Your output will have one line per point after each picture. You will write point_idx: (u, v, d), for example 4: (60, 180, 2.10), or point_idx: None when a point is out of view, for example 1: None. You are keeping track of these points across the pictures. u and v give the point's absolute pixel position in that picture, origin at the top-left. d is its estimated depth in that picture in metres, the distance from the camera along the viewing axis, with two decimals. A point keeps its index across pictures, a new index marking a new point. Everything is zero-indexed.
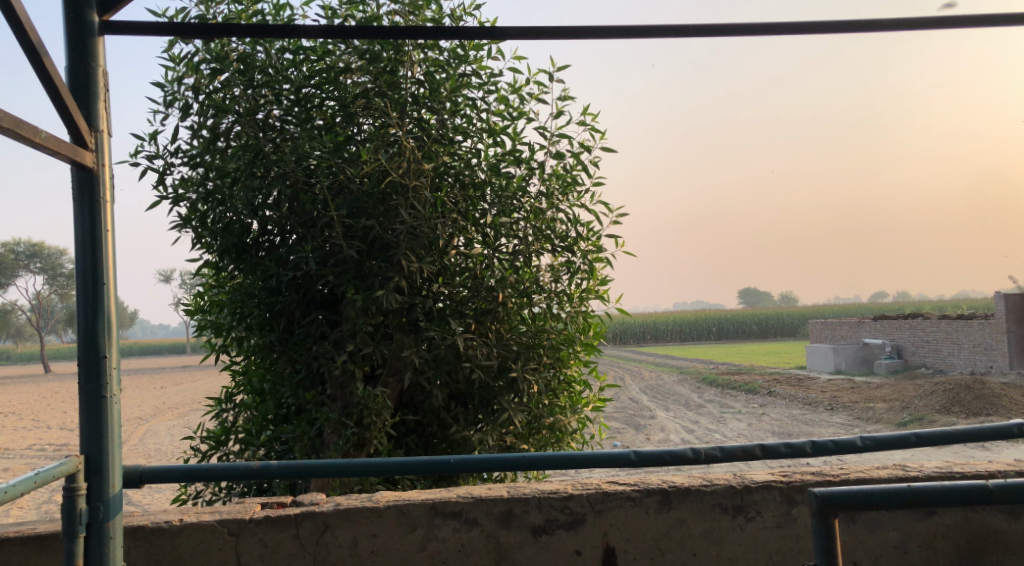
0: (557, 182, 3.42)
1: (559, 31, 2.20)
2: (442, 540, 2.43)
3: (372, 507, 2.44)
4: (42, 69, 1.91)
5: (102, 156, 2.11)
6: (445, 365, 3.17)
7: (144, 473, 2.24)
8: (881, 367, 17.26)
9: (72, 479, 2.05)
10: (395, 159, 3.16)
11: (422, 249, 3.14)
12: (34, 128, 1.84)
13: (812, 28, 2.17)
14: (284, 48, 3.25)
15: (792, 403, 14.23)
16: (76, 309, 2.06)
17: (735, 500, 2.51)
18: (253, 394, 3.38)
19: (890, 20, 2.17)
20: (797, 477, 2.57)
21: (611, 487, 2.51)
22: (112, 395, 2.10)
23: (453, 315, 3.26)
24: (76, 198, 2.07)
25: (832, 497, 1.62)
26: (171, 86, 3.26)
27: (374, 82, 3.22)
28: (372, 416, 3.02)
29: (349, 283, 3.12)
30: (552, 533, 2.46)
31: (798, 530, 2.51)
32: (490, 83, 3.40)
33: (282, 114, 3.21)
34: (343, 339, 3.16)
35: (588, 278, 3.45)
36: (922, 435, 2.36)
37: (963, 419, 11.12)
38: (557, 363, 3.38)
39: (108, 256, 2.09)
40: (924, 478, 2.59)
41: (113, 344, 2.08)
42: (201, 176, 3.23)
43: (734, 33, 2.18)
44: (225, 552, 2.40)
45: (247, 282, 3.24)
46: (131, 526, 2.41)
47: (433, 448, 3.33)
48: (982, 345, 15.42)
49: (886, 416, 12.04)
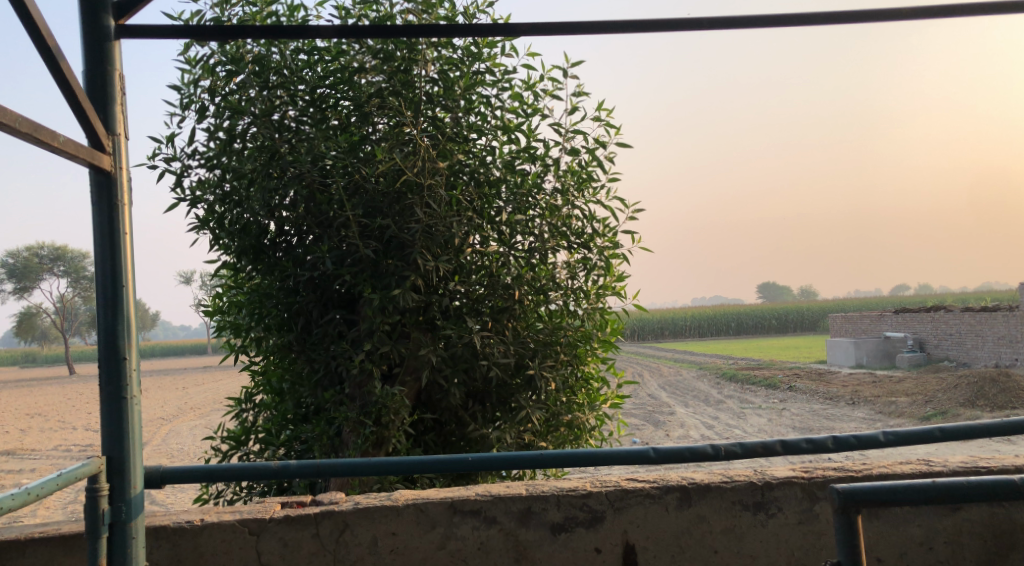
0: (572, 178, 3.40)
1: (572, 27, 2.18)
2: (461, 538, 2.43)
3: (391, 506, 2.44)
4: (59, 74, 1.93)
5: (120, 159, 2.13)
6: (462, 363, 3.16)
7: (165, 474, 2.26)
8: (903, 360, 17.08)
9: (95, 479, 2.07)
10: (410, 158, 3.16)
11: (437, 247, 3.15)
12: (52, 133, 1.86)
13: (826, 19, 2.18)
14: (299, 49, 3.26)
15: (814, 398, 14.11)
16: (96, 311, 2.08)
17: (756, 497, 2.49)
18: (273, 393, 3.40)
19: (905, 9, 2.18)
20: (819, 473, 2.54)
21: (631, 485, 2.50)
22: (132, 396, 2.11)
23: (470, 313, 3.25)
24: (95, 201, 2.09)
25: (854, 493, 1.61)
26: (187, 88, 3.28)
27: (388, 81, 3.22)
28: (390, 415, 3.03)
29: (366, 283, 3.12)
30: (571, 531, 2.45)
31: (820, 526, 2.48)
32: (505, 80, 3.40)
33: (298, 115, 3.22)
34: (360, 338, 3.17)
35: (605, 274, 3.44)
36: (946, 429, 2.32)
37: (988, 412, 10.97)
38: (575, 360, 3.37)
39: (127, 259, 2.11)
40: (949, 473, 2.55)
41: (133, 346, 2.10)
42: (218, 178, 3.25)
43: (748, 25, 2.18)
44: (246, 552, 2.42)
45: (265, 282, 3.26)
46: (153, 526, 2.43)
47: (452, 446, 3.33)
48: (1006, 337, 15.21)
49: (910, 410, 11.90)
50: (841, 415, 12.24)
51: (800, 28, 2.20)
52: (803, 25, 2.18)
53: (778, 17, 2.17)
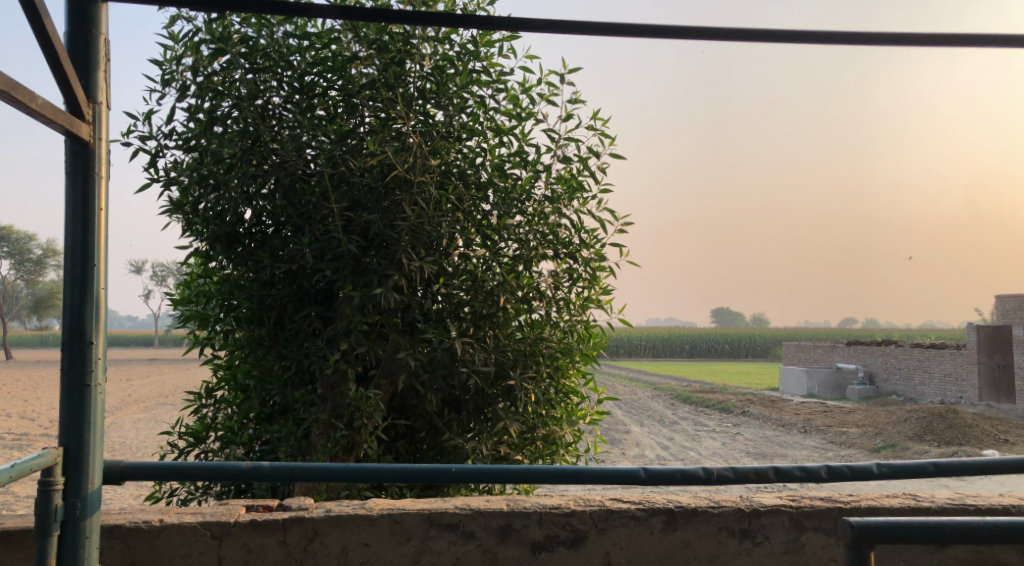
0: (564, 186, 3.31)
1: (587, 27, 2.10)
2: (437, 553, 2.32)
3: (364, 515, 2.31)
4: (42, 32, 1.79)
5: (99, 129, 1.99)
6: (441, 369, 3.05)
7: (125, 469, 2.10)
8: (854, 392, 17.35)
9: (49, 472, 1.91)
10: (400, 153, 3.04)
11: (422, 247, 3.03)
12: (31, 94, 1.72)
13: (843, 38, 2.12)
14: (289, 33, 3.12)
15: (767, 424, 14.22)
16: (63, 289, 1.93)
17: (743, 523, 2.42)
18: (236, 390, 3.24)
19: (929, 35, 2.12)
20: (807, 502, 2.48)
21: (615, 505, 2.41)
22: (97, 384, 1.96)
23: (450, 317, 3.13)
24: (69, 172, 1.94)
25: (869, 528, 1.50)
26: (169, 65, 3.13)
27: (381, 73, 3.10)
28: (363, 419, 2.91)
29: (346, 280, 2.99)
30: (552, 550, 2.35)
31: (806, 557, 2.42)
32: (501, 82, 3.31)
33: (283, 101, 3.10)
34: (336, 337, 3.03)
35: (589, 286, 3.35)
36: (940, 465, 2.27)
37: (938, 448, 11.13)
38: (555, 373, 3.25)
39: (100, 235, 1.96)
40: (936, 510, 2.52)
41: (100, 330, 1.95)
42: (195, 161, 3.09)
43: (765, 39, 2.13)
44: (206, 557, 2.27)
45: (237, 274, 3.11)
46: (107, 525, 2.27)
47: (423, 454, 3.22)
48: (951, 374, 15.57)
49: (862, 442, 12.01)
50: (794, 443, 12.31)
51: (815, 46, 2.15)
52: (821, 42, 2.13)
53: (797, 33, 2.11)
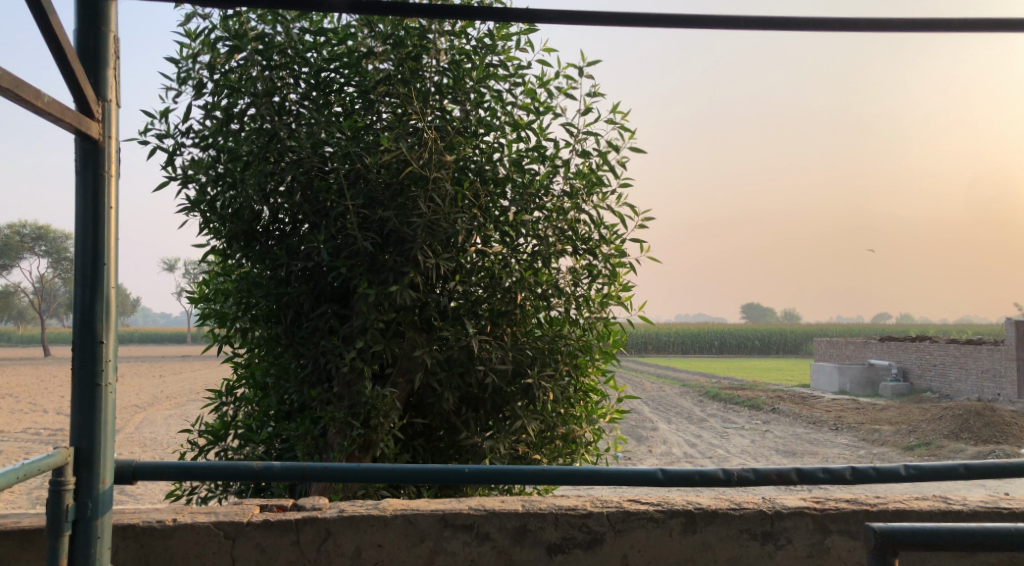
0: (582, 181, 3.25)
1: (602, 17, 2.04)
2: (451, 554, 2.29)
3: (377, 515, 2.28)
4: (49, 29, 1.78)
5: (108, 127, 1.97)
6: (457, 367, 3.02)
7: (137, 469, 2.09)
8: (888, 389, 17.05)
9: (60, 472, 1.90)
10: (415, 149, 3.00)
11: (439, 244, 2.99)
12: (36, 92, 1.71)
13: (868, 25, 2.04)
14: (305, 29, 3.10)
15: (797, 422, 14.03)
16: (74, 288, 1.92)
17: (765, 526, 2.35)
18: (254, 388, 3.22)
19: (959, 19, 2.03)
20: (832, 505, 2.41)
21: (633, 506, 2.36)
22: (108, 384, 1.95)
23: (467, 315, 3.09)
24: (78, 170, 1.93)
25: (895, 533, 1.43)
26: (186, 63, 3.13)
27: (397, 68, 3.06)
28: (379, 417, 2.88)
29: (361, 277, 2.97)
30: (569, 552, 2.31)
31: (830, 560, 2.35)
32: (518, 75, 3.26)
33: (299, 99, 3.08)
34: (353, 334, 3.02)
35: (610, 283, 3.29)
36: (971, 467, 2.18)
37: (974, 445, 10.89)
38: (574, 371, 3.19)
39: (110, 234, 1.95)
40: (968, 513, 2.43)
41: (111, 329, 1.94)
42: (212, 159, 3.08)
43: (785, 27, 2.06)
44: (220, 557, 2.26)
45: (254, 271, 3.09)
46: (121, 524, 2.26)
47: (441, 452, 3.19)
48: (988, 371, 15.22)
49: (895, 439, 11.79)
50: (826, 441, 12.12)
51: (839, 33, 2.08)
52: (845, 29, 2.06)
53: (820, 19, 2.04)
